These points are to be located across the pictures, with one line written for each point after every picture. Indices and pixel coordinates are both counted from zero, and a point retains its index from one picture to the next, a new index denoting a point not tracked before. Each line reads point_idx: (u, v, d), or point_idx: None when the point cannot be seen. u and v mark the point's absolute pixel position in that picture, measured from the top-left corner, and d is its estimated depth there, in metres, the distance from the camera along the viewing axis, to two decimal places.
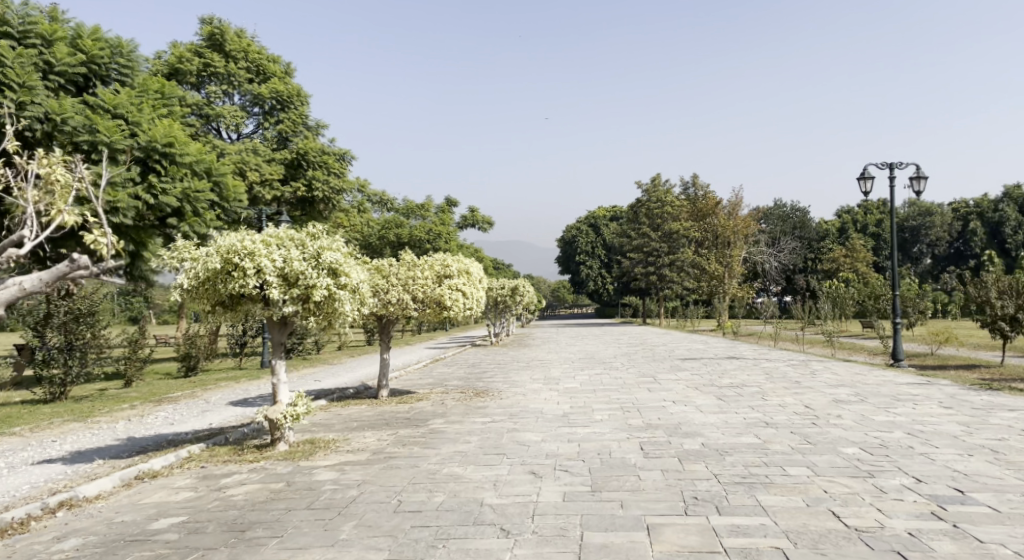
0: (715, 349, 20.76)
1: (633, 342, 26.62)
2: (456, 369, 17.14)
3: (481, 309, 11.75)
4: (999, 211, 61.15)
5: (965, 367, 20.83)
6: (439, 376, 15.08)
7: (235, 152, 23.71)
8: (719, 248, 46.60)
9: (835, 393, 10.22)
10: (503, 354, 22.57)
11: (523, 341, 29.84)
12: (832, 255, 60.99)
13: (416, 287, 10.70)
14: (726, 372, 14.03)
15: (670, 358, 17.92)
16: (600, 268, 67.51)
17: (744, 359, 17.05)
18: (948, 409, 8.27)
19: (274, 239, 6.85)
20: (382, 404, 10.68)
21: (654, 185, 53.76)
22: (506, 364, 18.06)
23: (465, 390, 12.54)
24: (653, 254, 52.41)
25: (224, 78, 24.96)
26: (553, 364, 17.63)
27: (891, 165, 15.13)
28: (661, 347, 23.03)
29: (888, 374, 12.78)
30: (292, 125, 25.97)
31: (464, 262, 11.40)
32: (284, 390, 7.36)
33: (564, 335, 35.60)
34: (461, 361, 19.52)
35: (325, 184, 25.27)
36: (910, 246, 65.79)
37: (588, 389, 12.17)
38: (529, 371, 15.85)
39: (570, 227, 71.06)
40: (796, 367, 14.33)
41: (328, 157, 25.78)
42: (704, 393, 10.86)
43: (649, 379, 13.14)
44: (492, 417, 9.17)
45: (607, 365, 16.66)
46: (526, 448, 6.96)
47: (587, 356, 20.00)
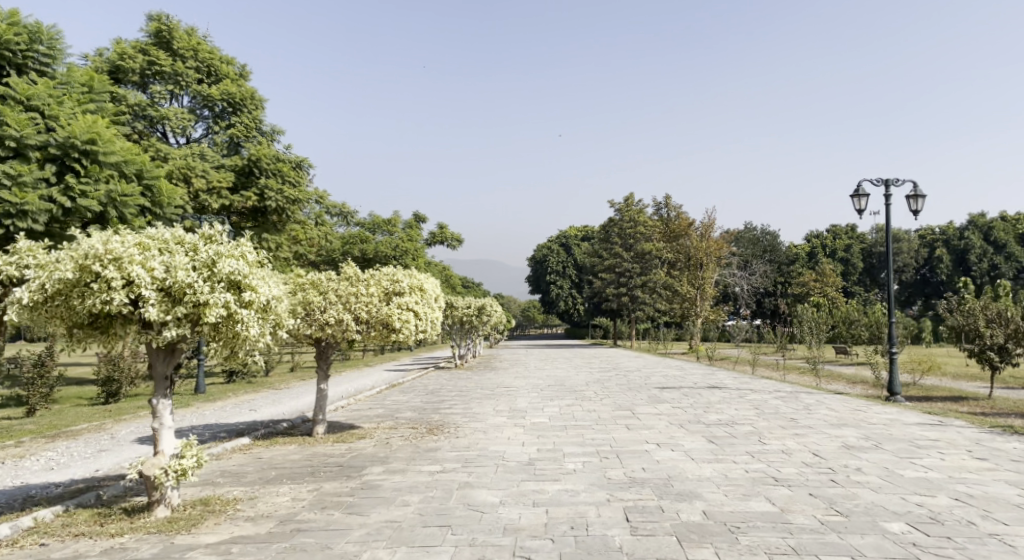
0: (692, 376, 19.45)
1: (605, 367, 25.25)
2: (413, 398, 15.53)
3: (438, 332, 10.21)
4: (965, 238, 61.60)
5: (952, 399, 19.82)
6: (392, 407, 13.45)
7: (180, 156, 22.45)
8: (691, 270, 45.79)
9: (842, 436, 8.90)
10: (468, 380, 21.00)
11: (489, 365, 28.30)
12: (803, 280, 60.62)
13: (359, 306, 9.13)
14: (710, 405, 12.67)
15: (647, 386, 16.56)
16: (571, 289, 66.42)
17: (728, 389, 15.74)
18: (987, 464, 6.95)
19: (154, 241, 5.30)
20: (315, 444, 9.06)
21: (627, 205, 52.93)
22: (468, 391, 16.51)
23: (419, 425, 10.97)
24: (625, 275, 51.39)
25: (170, 78, 23.31)
26: (520, 392, 16.12)
27: (887, 182, 14.11)
28: (635, 373, 21.69)
29: (890, 410, 11.54)
30: (244, 130, 24.53)
31: (419, 278, 9.85)
32: (169, 438, 5.71)
33: (531, 358, 34.18)
34: (421, 388, 17.91)
35: (278, 194, 23.70)
36: (878, 271, 66.03)
37: (559, 425, 10.68)
38: (493, 400, 14.33)
39: (540, 246, 69.90)
40: (786, 401, 13.05)
41: (282, 164, 24.30)
42: (692, 434, 9.45)
43: (627, 413, 11.71)
44: (442, 464, 7.63)
45: (578, 394, 15.21)
46: (480, 517, 5.43)
47: (556, 382, 18.52)
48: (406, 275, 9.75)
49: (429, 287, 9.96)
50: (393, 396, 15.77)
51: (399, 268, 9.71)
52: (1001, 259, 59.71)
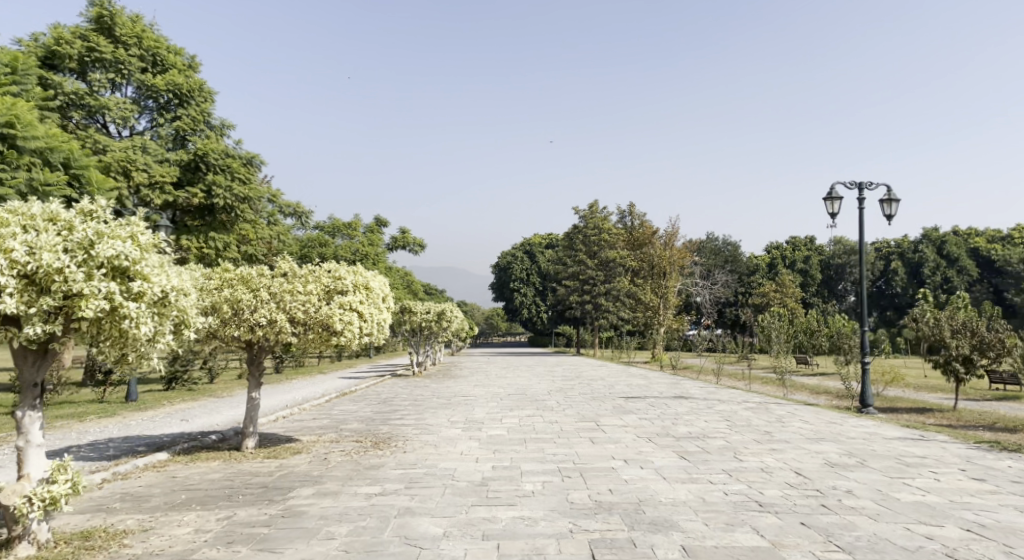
0: (657, 385, 18.81)
1: (567, 375, 24.51)
2: (363, 407, 14.51)
3: (386, 336, 9.26)
4: (919, 252, 62.69)
5: (916, 410, 19.56)
6: (339, 417, 12.46)
7: (120, 148, 21.06)
8: (655, 278, 45.54)
9: (822, 453, 8.23)
10: (424, 387, 20.03)
11: (448, 372, 27.33)
12: (763, 290, 61.03)
13: (294, 305, 8.17)
14: (679, 416, 11.98)
15: (611, 396, 15.83)
16: (534, 296, 65.83)
17: (695, 399, 15.09)
18: (988, 486, 6.31)
19: (24, 217, 4.84)
20: (242, 460, 8.06)
21: (591, 212, 52.54)
22: (423, 400, 15.57)
23: (364, 437, 10.02)
24: (589, 283, 50.91)
25: (111, 65, 21.86)
26: (479, 401, 15.24)
27: (861, 186, 13.69)
28: (598, 382, 21.01)
29: (866, 423, 10.99)
30: (192, 123, 23.17)
31: (364, 274, 8.90)
32: (37, 460, 4.84)
33: (492, 365, 33.30)
34: (373, 396, 16.90)
35: (227, 191, 22.50)
36: (836, 283, 66.90)
37: (517, 438, 9.84)
38: (449, 409, 13.42)
39: (504, 253, 69.14)
40: (757, 412, 12.45)
41: (232, 160, 23.06)
42: (661, 449, 8.69)
43: (591, 425, 10.93)
44: (383, 485, 6.73)
45: (539, 404, 14.39)
46: (419, 555, 4.54)
47: (517, 391, 17.69)
48: (350, 270, 8.79)
49: (376, 284, 9.00)
50: (342, 405, 14.74)
51: (341, 263, 8.75)
52: (953, 273, 60.96)
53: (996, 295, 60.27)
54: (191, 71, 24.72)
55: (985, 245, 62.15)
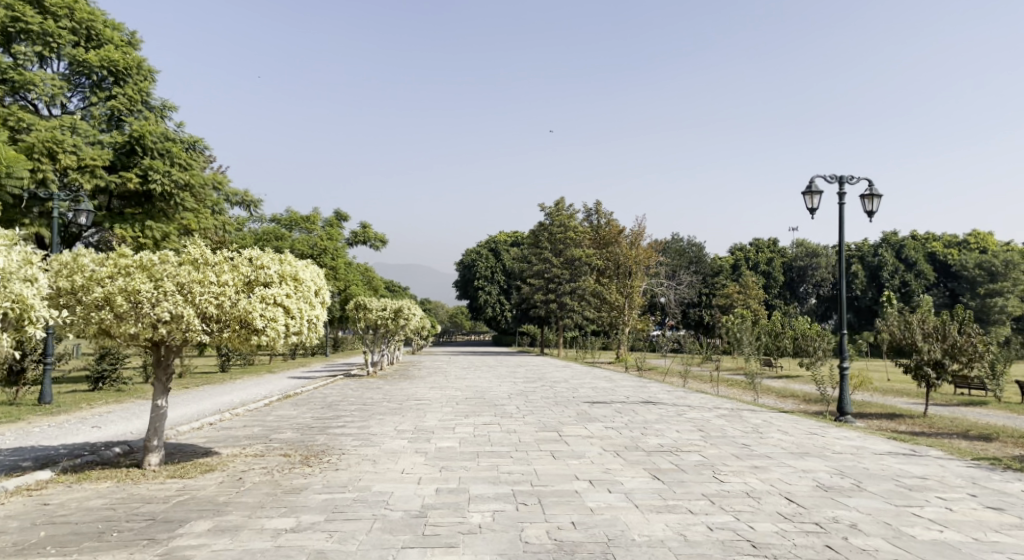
0: (623, 389, 17.88)
1: (530, 378, 23.49)
2: (305, 413, 13.25)
3: (320, 334, 8.07)
4: (878, 256, 63.30)
5: (887, 416, 18.95)
6: (272, 426, 11.21)
7: (46, 127, 19.42)
8: (620, 278, 44.88)
9: (811, 473, 7.28)
10: (377, 390, 18.82)
11: (405, 373, 26.12)
12: (726, 291, 61.04)
13: (204, 299, 6.96)
14: (648, 425, 11.01)
15: (575, 401, 14.81)
16: (499, 294, 64.75)
17: (664, 405, 14.17)
18: (1012, 520, 5.41)
19: None
20: (140, 482, 6.81)
21: (557, 210, 51.69)
22: (372, 405, 14.39)
23: (295, 451, 8.80)
24: (554, 281, 50.08)
25: (39, 38, 20.18)
26: (432, 407, 14.10)
27: (840, 179, 12.91)
28: (562, 385, 20.01)
29: (850, 436, 10.14)
30: (128, 103, 21.53)
31: (292, 263, 7.66)
32: None
33: (453, 365, 32.19)
34: (319, 400, 15.63)
35: (166, 176, 21.05)
36: (796, 285, 67.24)
37: (470, 451, 8.72)
38: (397, 416, 12.25)
39: (468, 251, 67.97)
40: (731, 421, 11.55)
41: (172, 144, 21.59)
42: (631, 467, 7.65)
43: (553, 436, 9.88)
44: (297, 517, 5.55)
45: (497, 410, 13.31)
46: None
47: (475, 395, 16.58)
48: (276, 259, 7.56)
49: (307, 275, 7.77)
50: (282, 411, 13.47)
51: (266, 250, 7.51)
52: (910, 276, 61.83)
53: (952, 299, 61.27)
54: (131, 49, 23.12)
55: (941, 250, 63.18)
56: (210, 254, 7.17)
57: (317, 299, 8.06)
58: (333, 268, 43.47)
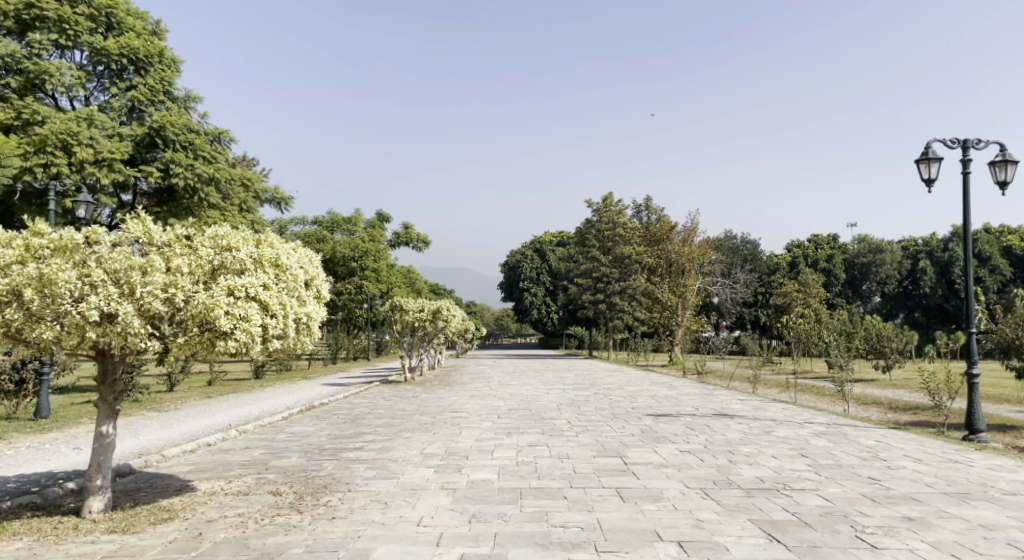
0: (688, 399, 15.70)
1: (580, 384, 21.47)
2: (324, 429, 11.47)
3: (317, 339, 6.29)
4: (948, 250, 59.15)
5: (998, 428, 16.23)
6: (281, 448, 9.47)
7: (61, 118, 18.26)
8: (672, 277, 42.51)
9: (998, 532, 5.10)
10: (412, 399, 17.02)
11: (446, 379, 24.39)
12: (785, 290, 57.78)
13: (146, 293, 5.17)
14: (734, 448, 8.88)
15: (637, 415, 12.74)
16: (545, 296, 62.78)
17: (743, 420, 11.94)
18: None
19: None
20: (60, 545, 5.04)
21: (605, 206, 49.45)
22: (403, 419, 12.58)
23: (290, 487, 6.96)
24: (602, 281, 47.77)
25: (56, 25, 19.11)
26: (470, 421, 12.22)
27: (964, 143, 10.57)
28: (618, 393, 17.91)
29: (1003, 465, 7.85)
30: (149, 93, 20.26)
31: (275, 245, 5.89)
32: None
33: (498, 370, 30.39)
34: (345, 412, 13.87)
35: (189, 170, 19.79)
36: (859, 283, 63.31)
37: (511, 488, 6.76)
38: (428, 436, 10.40)
39: (513, 251, 66.19)
40: (836, 442, 9.33)
41: (196, 135, 20.29)
42: (732, 517, 5.56)
43: (617, 464, 7.83)
44: None
45: (545, 425, 11.31)
46: None
47: (521, 406, 14.64)
48: (250, 239, 5.81)
49: (294, 260, 5.97)
50: (299, 426, 11.75)
51: (236, 228, 5.76)
52: (984, 272, 57.25)
53: None
54: (156, 39, 21.99)
55: (1019, 243, 58.39)
56: (156, 232, 5.41)
57: (309, 291, 6.25)
58: (375, 270, 42.23)
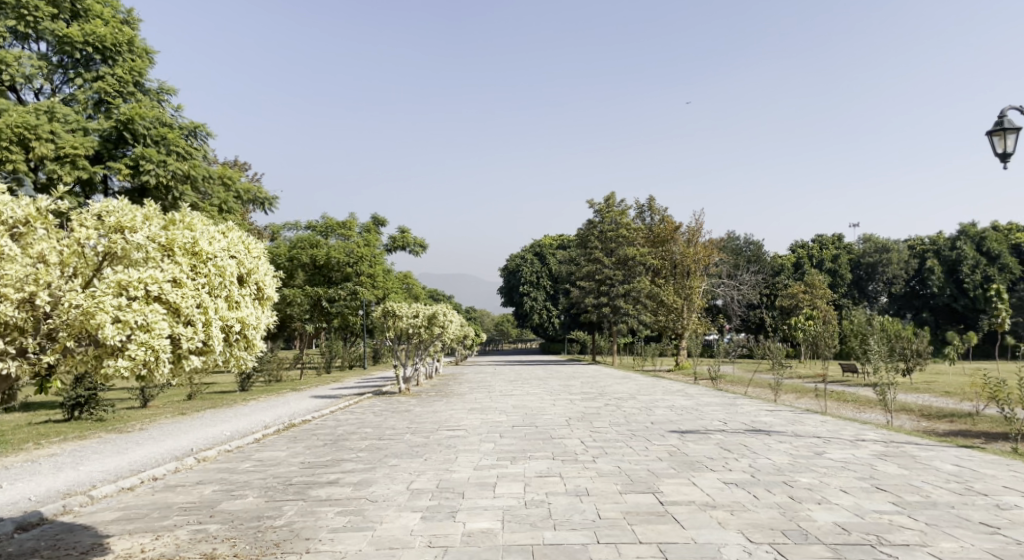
0: (711, 411, 14.10)
1: (588, 393, 19.90)
2: (298, 455, 9.89)
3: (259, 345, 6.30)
4: (955, 249, 57.66)
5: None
6: (236, 483, 7.84)
7: (18, 110, 16.73)
8: (677, 278, 41.35)
9: None
10: (405, 414, 15.41)
11: (443, 390, 22.83)
12: (790, 291, 56.30)
13: (9, 293, 5.19)
14: (790, 478, 7.26)
15: (659, 432, 11.15)
16: (546, 300, 61.25)
17: (783, 438, 10.34)
18: None
19: None
20: None
21: (607, 206, 48.00)
22: (391, 441, 10.97)
23: (231, 547, 5.38)
24: (606, 284, 46.07)
25: (15, 12, 17.63)
26: (468, 443, 10.59)
27: None
28: (630, 404, 16.33)
29: None
30: (117, 85, 18.65)
31: (196, 229, 5.88)
32: None
33: (498, 378, 28.80)
34: (326, 432, 12.27)
35: (161, 168, 18.26)
36: (865, 284, 61.88)
37: (518, 546, 5.16)
38: (418, 464, 8.78)
39: (512, 256, 64.63)
40: (910, 468, 7.73)
41: (168, 130, 18.78)
42: None
43: (651, 504, 6.23)
44: None
45: (555, 448, 9.73)
46: None
47: (526, 421, 13.05)
48: (167, 225, 5.86)
49: (218, 251, 5.95)
50: (271, 452, 10.18)
51: (149, 214, 5.81)
52: (993, 271, 55.72)
53: None
54: (128, 28, 20.46)
55: None
56: (49, 246, 5.53)
57: (245, 290, 6.28)
58: (371, 275, 40.79)
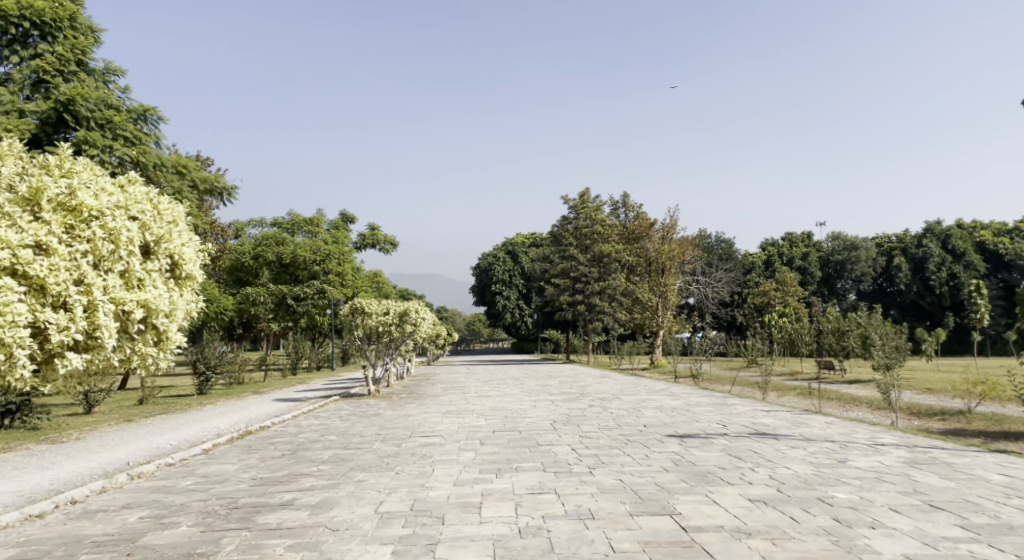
0: (706, 413, 13.13)
1: (569, 394, 18.85)
2: (250, 468, 8.63)
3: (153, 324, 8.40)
4: (922, 246, 57.97)
5: None
6: (173, 507, 6.58)
7: None
8: (652, 276, 40.65)
9: None
10: (374, 418, 14.19)
11: (414, 391, 21.60)
12: (762, 289, 56.04)
13: None
14: (825, 494, 6.26)
15: (657, 437, 10.11)
16: (518, 299, 60.19)
17: (795, 442, 9.35)
18: None
19: None
20: None
21: (582, 202, 47.22)
22: (358, 451, 9.73)
23: None
24: (581, 281, 45.09)
25: None
26: (446, 453, 9.43)
27: None
28: (616, 405, 15.31)
29: None
30: (58, 63, 17.00)
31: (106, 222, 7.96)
32: None
33: (471, 378, 27.63)
34: (285, 441, 10.98)
35: (107, 154, 16.67)
36: (835, 281, 62.01)
37: None
38: (390, 480, 7.60)
39: (484, 254, 63.44)
40: (954, 479, 6.80)
41: (116, 113, 17.21)
42: None
43: (674, 532, 5.16)
44: None
45: (546, 458, 8.62)
46: None
47: (508, 427, 11.90)
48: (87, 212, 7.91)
49: (117, 242, 8.00)
50: (219, 465, 8.92)
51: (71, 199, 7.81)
52: (959, 268, 56.04)
53: (1004, 293, 55.55)
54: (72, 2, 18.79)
55: (992, 238, 57.25)
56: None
57: (138, 277, 8.30)
58: (339, 273, 39.42)
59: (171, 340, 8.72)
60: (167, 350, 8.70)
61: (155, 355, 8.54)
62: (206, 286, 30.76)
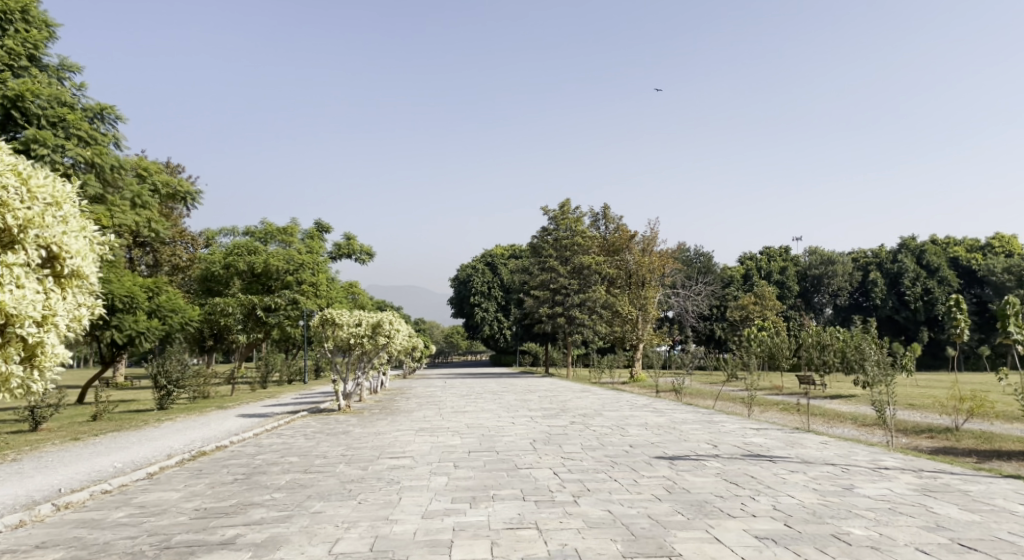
0: (693, 431, 12.45)
1: (548, 410, 18.07)
2: (195, 497, 7.74)
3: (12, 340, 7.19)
4: (897, 261, 58.26)
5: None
6: (93, 548, 5.70)
7: None
8: (632, 288, 40.20)
9: None
10: (341, 437, 13.31)
11: (388, 406, 20.69)
12: (741, 302, 55.87)
13: None
14: (839, 530, 5.58)
15: (646, 459, 9.39)
16: (497, 311, 59.41)
17: (793, 465, 8.68)
18: None
19: None
20: None
21: (562, 213, 46.72)
22: (318, 476, 8.86)
23: None
24: (560, 292, 44.45)
25: None
26: (415, 478, 8.59)
27: None
28: (599, 422, 14.58)
29: None
30: (8, 56, 16.03)
31: None
32: None
33: (448, 391, 26.76)
34: (241, 464, 10.07)
35: (58, 154, 15.72)
36: (812, 295, 62.12)
37: None
38: (350, 512, 6.76)
39: (463, 265, 62.70)
40: (977, 511, 6.15)
41: (69, 111, 16.28)
42: None
43: None
44: None
45: (525, 483, 7.84)
46: None
47: (484, 447, 11.11)
48: None
49: None
50: (160, 493, 8.02)
51: None
52: (933, 283, 56.32)
53: (978, 308, 55.87)
54: None
55: (965, 254, 57.67)
56: None
57: None
58: (313, 283, 38.31)
59: (45, 358, 7.58)
60: (38, 371, 7.54)
61: (19, 379, 7.39)
62: (172, 295, 29.63)
